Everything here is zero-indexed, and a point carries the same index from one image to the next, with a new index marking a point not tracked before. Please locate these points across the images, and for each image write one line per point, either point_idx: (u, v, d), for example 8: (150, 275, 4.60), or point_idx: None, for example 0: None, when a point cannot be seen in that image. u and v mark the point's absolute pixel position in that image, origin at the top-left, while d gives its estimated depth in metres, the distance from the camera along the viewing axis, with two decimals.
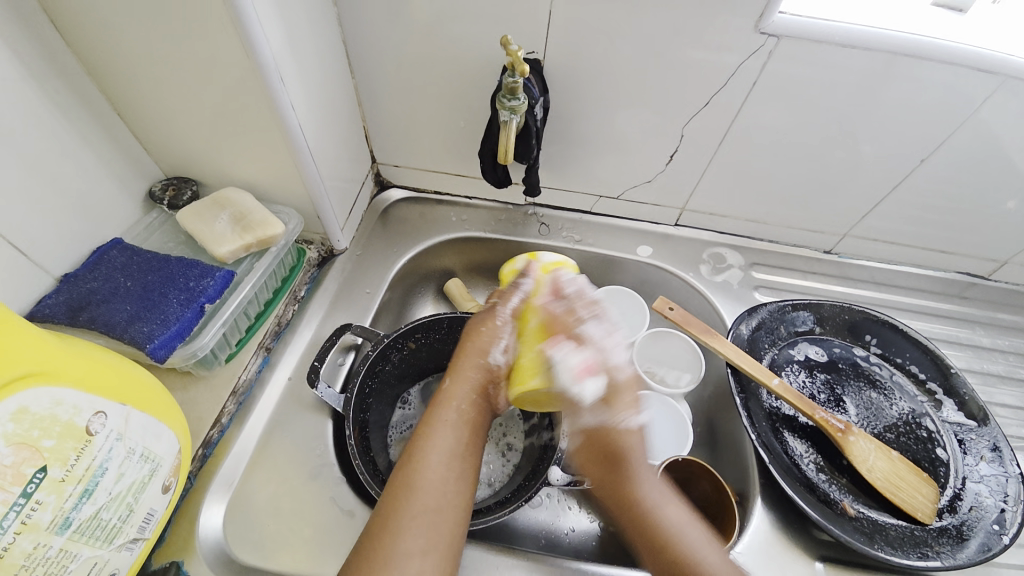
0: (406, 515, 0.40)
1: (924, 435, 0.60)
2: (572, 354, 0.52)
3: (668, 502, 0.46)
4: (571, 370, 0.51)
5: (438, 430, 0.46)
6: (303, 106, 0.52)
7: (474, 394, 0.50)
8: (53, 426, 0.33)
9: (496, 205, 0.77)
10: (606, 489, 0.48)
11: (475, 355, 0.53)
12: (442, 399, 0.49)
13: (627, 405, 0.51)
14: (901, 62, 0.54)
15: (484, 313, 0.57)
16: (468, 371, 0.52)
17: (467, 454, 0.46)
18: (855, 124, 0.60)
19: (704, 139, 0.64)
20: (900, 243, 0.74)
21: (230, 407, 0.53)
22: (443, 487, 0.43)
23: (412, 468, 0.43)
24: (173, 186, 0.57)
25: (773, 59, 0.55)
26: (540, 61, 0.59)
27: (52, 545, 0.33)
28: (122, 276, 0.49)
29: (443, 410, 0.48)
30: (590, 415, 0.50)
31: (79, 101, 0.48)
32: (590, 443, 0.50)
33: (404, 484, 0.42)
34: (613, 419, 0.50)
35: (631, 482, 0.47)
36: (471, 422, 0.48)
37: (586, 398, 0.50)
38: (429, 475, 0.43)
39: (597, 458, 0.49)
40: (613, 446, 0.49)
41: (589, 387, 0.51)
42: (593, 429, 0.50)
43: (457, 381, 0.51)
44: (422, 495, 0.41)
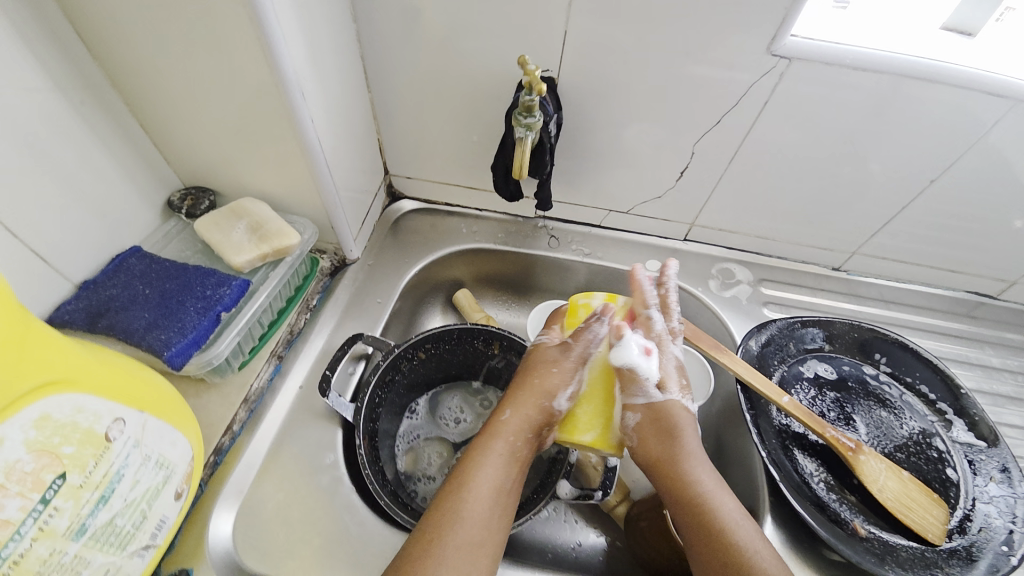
0: (449, 543, 0.43)
1: (934, 455, 0.59)
2: (637, 336, 0.55)
3: (720, 492, 0.48)
4: (641, 353, 0.53)
5: (490, 462, 0.48)
6: (323, 120, 0.54)
7: (531, 430, 0.52)
8: (73, 432, 0.33)
9: (506, 217, 0.78)
10: (661, 467, 0.50)
11: (539, 391, 0.53)
12: (495, 429, 0.51)
13: (677, 386, 0.55)
14: (912, 84, 0.54)
15: (549, 349, 0.58)
16: (529, 403, 0.53)
17: (512, 492, 0.48)
18: (864, 143, 0.61)
19: (714, 156, 0.65)
20: (909, 262, 0.74)
21: (242, 415, 0.54)
22: (485, 522, 0.45)
23: (461, 497, 0.45)
24: (191, 195, 0.58)
25: (785, 79, 0.56)
26: (554, 79, 0.60)
27: (67, 551, 0.34)
28: (140, 284, 0.50)
29: (495, 441, 0.50)
30: (641, 392, 0.53)
31: (104, 112, 0.50)
32: (642, 425, 0.52)
33: (451, 514, 0.44)
34: (666, 395, 0.54)
35: (687, 466, 0.49)
36: (522, 458, 0.50)
37: (642, 377, 0.53)
38: (476, 506, 0.45)
39: (658, 435, 0.52)
40: (669, 425, 0.52)
41: (648, 365, 0.53)
42: (653, 406, 0.53)
43: (518, 414, 0.52)
44: (466, 525, 0.44)
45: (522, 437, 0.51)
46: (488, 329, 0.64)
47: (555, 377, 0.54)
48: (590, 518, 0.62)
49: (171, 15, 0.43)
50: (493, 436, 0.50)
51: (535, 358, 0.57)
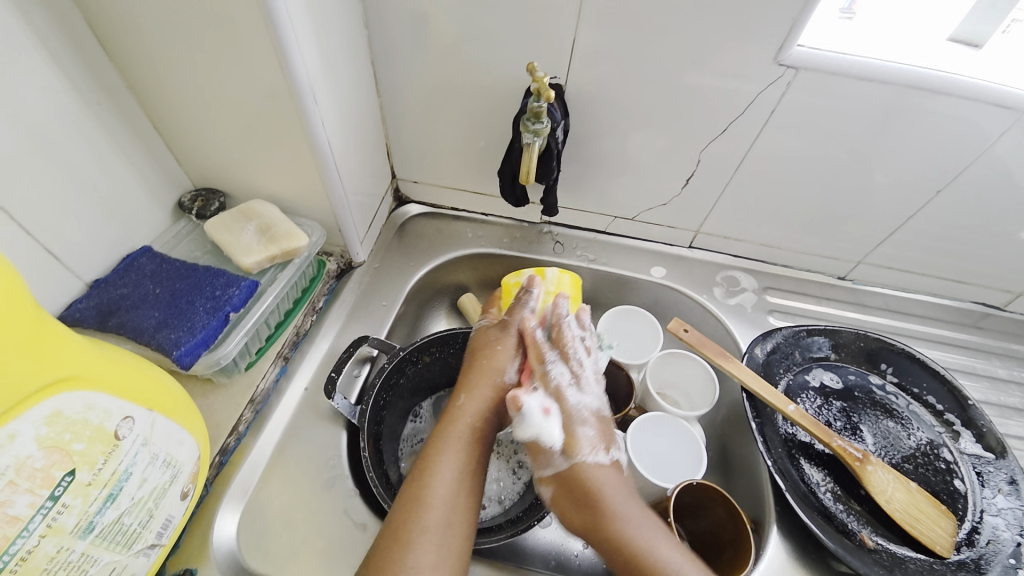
0: (415, 531, 0.43)
1: (942, 466, 0.59)
2: (534, 397, 0.51)
3: (660, 541, 0.46)
4: (538, 418, 0.50)
5: (450, 450, 0.48)
6: (333, 124, 0.54)
7: (489, 411, 0.52)
8: (84, 429, 0.34)
9: (512, 223, 0.79)
10: (592, 535, 0.47)
11: (489, 373, 0.54)
12: (455, 416, 0.51)
13: (594, 443, 0.51)
14: (918, 95, 0.55)
15: (491, 331, 0.58)
16: (482, 388, 0.53)
17: (475, 473, 0.48)
18: (871, 153, 0.61)
19: (720, 165, 0.65)
20: (914, 272, 0.74)
21: (248, 415, 0.54)
22: (448, 507, 0.44)
23: (422, 486, 0.45)
24: (202, 196, 0.59)
25: (792, 89, 0.56)
26: (562, 86, 0.60)
27: (74, 549, 0.34)
28: (151, 283, 0.50)
29: (455, 429, 0.50)
30: (550, 463, 0.51)
31: (118, 113, 0.50)
32: (562, 497, 0.50)
33: (412, 502, 0.44)
34: (575, 460, 0.50)
35: (619, 529, 0.46)
36: (480, 440, 0.50)
37: (547, 446, 0.50)
38: (438, 493, 0.45)
39: (578, 505, 0.49)
40: (588, 490, 0.49)
41: (552, 434, 0.50)
42: (562, 476, 0.50)
43: (472, 398, 0.52)
44: (431, 513, 0.44)
45: (478, 423, 0.51)
46: None
47: (501, 353, 0.56)
48: None
49: (188, 19, 0.43)
50: (453, 423, 0.50)
51: (483, 340, 0.58)
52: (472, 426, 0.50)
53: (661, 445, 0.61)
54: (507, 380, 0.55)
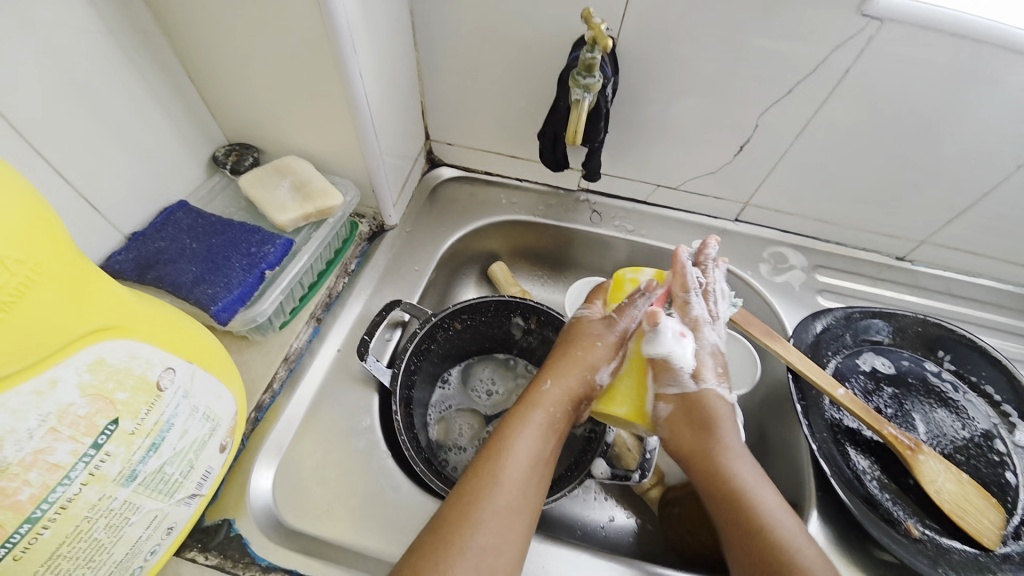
0: (486, 508, 0.41)
1: (995, 458, 0.55)
2: (672, 319, 0.51)
3: (761, 487, 0.45)
4: (673, 337, 0.49)
5: (526, 430, 0.47)
6: (371, 77, 0.52)
7: (571, 401, 0.50)
8: (127, 379, 0.34)
9: (548, 188, 0.75)
10: (696, 455, 0.48)
11: (582, 364, 0.51)
12: (532, 398, 0.49)
13: (719, 377, 0.52)
14: (1018, 57, 0.48)
15: (594, 323, 0.55)
16: (569, 370, 0.51)
17: (548, 462, 0.46)
18: (953, 122, 0.55)
19: (778, 132, 0.60)
20: (983, 255, 0.68)
21: (282, 373, 0.54)
22: (520, 491, 0.43)
23: (500, 462, 0.44)
24: (236, 151, 0.58)
25: (872, 45, 0.50)
26: (616, 40, 0.56)
27: (117, 496, 0.34)
28: (188, 238, 0.50)
29: (532, 412, 0.48)
30: (676, 381, 0.50)
31: (151, 59, 0.48)
32: (675, 421, 0.50)
33: (487, 478, 0.43)
34: (702, 386, 0.50)
35: (726, 463, 0.47)
36: (559, 429, 0.49)
37: (676, 365, 0.50)
38: (513, 473, 0.43)
39: (689, 425, 0.49)
40: (704, 418, 0.49)
41: (681, 350, 0.50)
42: (686, 396, 0.50)
43: (557, 384, 0.50)
44: (503, 493, 0.42)
45: (557, 407, 0.49)
46: (525, 303, 0.62)
47: (601, 349, 0.52)
48: (622, 498, 0.61)
49: None
50: (530, 404, 0.49)
51: (578, 330, 0.55)
52: (549, 408, 0.49)
53: None
54: (597, 381, 0.52)
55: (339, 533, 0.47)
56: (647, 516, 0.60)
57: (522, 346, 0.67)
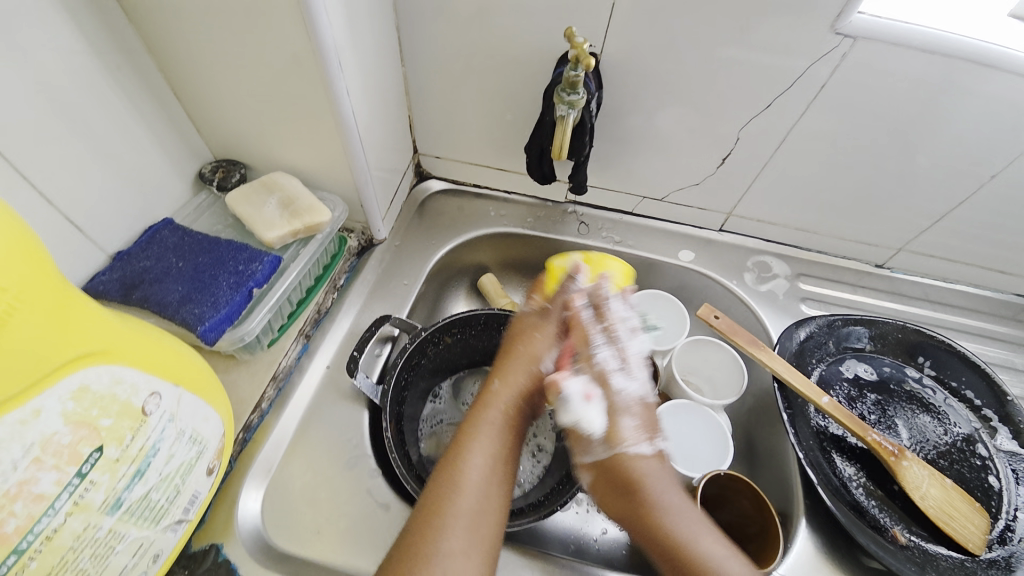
0: (449, 514, 0.41)
1: (977, 463, 0.57)
2: (574, 383, 0.50)
3: (699, 534, 0.44)
4: (579, 402, 0.49)
5: (483, 433, 0.46)
6: (358, 94, 0.52)
7: (522, 396, 0.51)
8: (111, 405, 0.33)
9: (535, 201, 0.76)
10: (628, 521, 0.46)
11: (524, 359, 0.53)
12: (484, 400, 0.50)
13: (637, 433, 0.49)
14: (983, 73, 0.51)
15: (530, 317, 0.57)
16: (515, 368, 0.53)
17: (509, 461, 0.46)
18: (925, 134, 0.57)
19: (759, 145, 0.62)
20: (958, 261, 0.71)
21: (271, 392, 0.53)
22: (484, 492, 0.43)
23: (458, 467, 0.44)
24: (223, 168, 0.57)
25: (846, 62, 0.52)
26: (598, 56, 0.57)
27: (101, 525, 0.34)
28: (174, 256, 0.49)
29: (486, 413, 0.48)
30: (591, 451, 0.49)
31: (136, 78, 0.48)
32: (601, 487, 0.48)
33: (447, 484, 0.43)
34: (615, 449, 0.48)
35: (659, 519, 0.45)
36: (515, 425, 0.49)
37: (587, 431, 0.49)
38: (473, 476, 0.43)
39: (614, 491, 0.47)
40: (626, 483, 0.47)
41: (591, 416, 0.49)
42: (603, 463, 0.48)
43: (507, 382, 0.51)
44: (466, 499, 0.42)
45: (510, 406, 0.50)
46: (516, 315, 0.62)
47: (539, 342, 0.54)
48: None
49: None
50: (485, 405, 0.49)
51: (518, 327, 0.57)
52: (502, 408, 0.49)
53: (688, 433, 0.60)
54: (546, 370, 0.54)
55: (331, 554, 0.47)
56: None
57: None
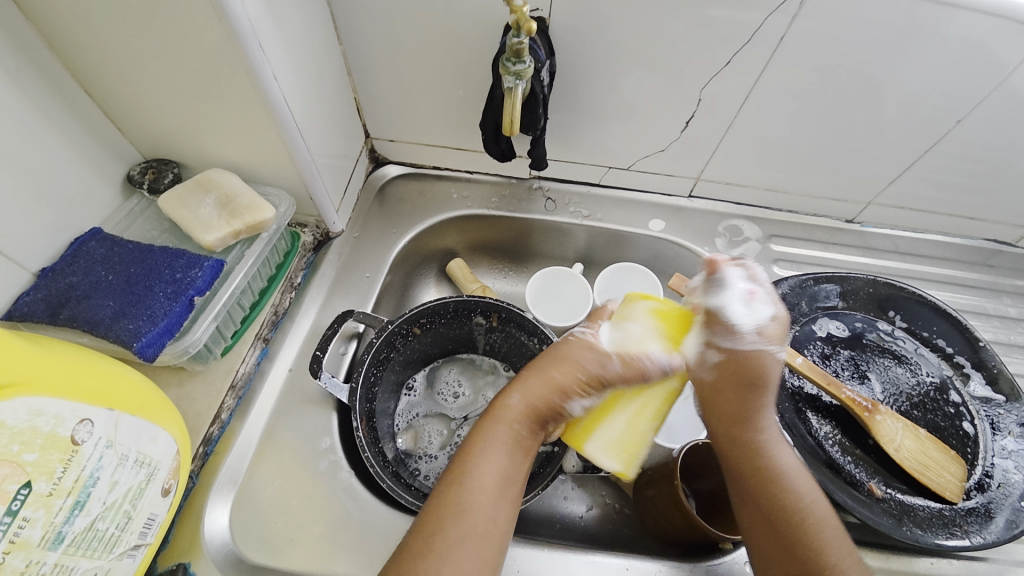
0: (451, 537, 0.36)
1: (951, 410, 0.57)
2: (739, 275, 0.46)
3: (781, 440, 0.43)
4: (738, 295, 0.44)
5: (492, 450, 0.40)
6: (288, 76, 0.48)
7: (535, 418, 0.42)
8: (34, 438, 0.31)
9: (499, 179, 0.73)
10: (738, 416, 0.43)
11: (545, 384, 0.42)
12: (496, 410, 0.42)
13: (775, 336, 0.44)
14: (942, 14, 0.49)
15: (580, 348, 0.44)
16: (535, 384, 0.42)
17: (519, 479, 0.40)
18: (888, 81, 0.55)
19: (721, 104, 0.60)
20: (927, 210, 0.70)
21: (230, 402, 0.51)
22: (492, 512, 0.38)
23: (463, 486, 0.38)
24: (153, 169, 0.53)
25: (804, 10, 0.50)
26: (545, 19, 0.53)
27: (46, 561, 0.32)
28: (103, 269, 0.46)
29: (496, 428, 0.41)
30: (726, 336, 0.44)
31: (39, 76, 0.43)
32: (719, 372, 0.44)
33: (450, 505, 0.37)
34: (757, 344, 0.44)
35: (756, 411, 0.43)
36: (528, 443, 0.42)
37: (729, 318, 0.44)
38: (478, 498, 0.38)
39: (739, 384, 0.44)
40: (753, 378, 0.43)
41: (740, 311, 0.44)
42: (733, 351, 0.44)
43: (519, 398, 0.42)
44: (470, 522, 0.37)
45: (525, 422, 0.42)
46: (485, 301, 0.59)
47: (565, 372, 0.42)
48: (597, 486, 0.61)
49: None
50: (495, 418, 0.41)
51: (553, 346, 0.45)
52: (515, 423, 0.41)
53: None
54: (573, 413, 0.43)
55: (307, 562, 0.46)
56: (623, 499, 0.60)
57: (486, 344, 0.65)
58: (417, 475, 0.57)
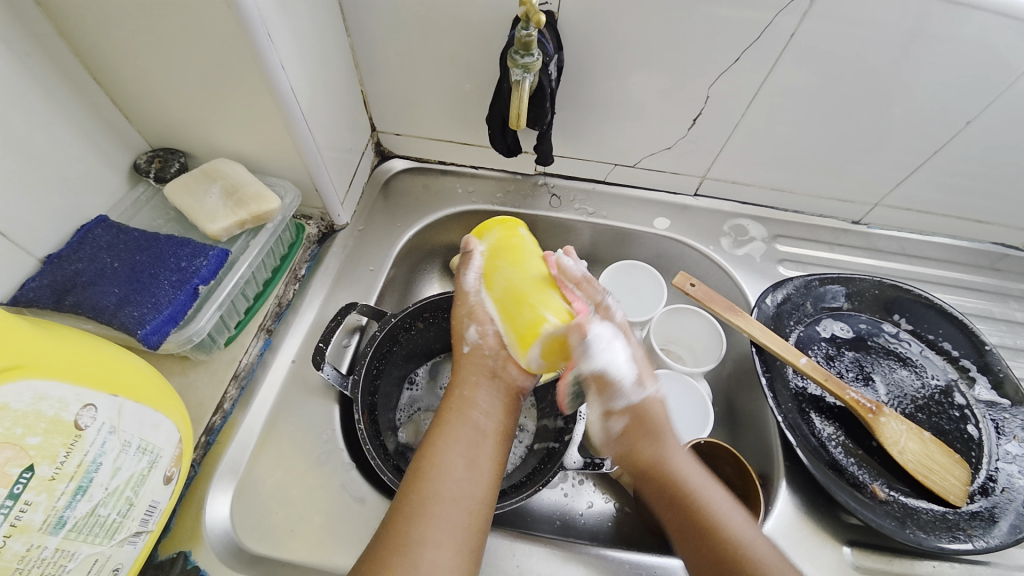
0: (419, 502, 0.40)
1: (956, 414, 0.57)
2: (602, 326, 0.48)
3: (705, 482, 0.45)
4: (605, 347, 0.47)
5: (449, 422, 0.46)
6: (295, 67, 0.48)
7: (483, 379, 0.48)
8: (37, 422, 0.31)
9: (504, 175, 0.73)
10: (641, 468, 0.47)
11: (470, 355, 0.50)
12: (452, 392, 0.48)
13: (647, 375, 0.50)
14: (953, 14, 0.48)
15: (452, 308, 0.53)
16: (470, 361, 0.50)
17: (479, 443, 0.45)
18: (899, 83, 0.55)
19: (728, 104, 0.59)
20: (934, 212, 0.70)
21: (232, 392, 0.51)
22: (454, 475, 0.42)
23: (426, 457, 0.43)
24: (159, 158, 0.53)
25: (812, 10, 0.49)
26: (555, 13, 0.53)
27: (46, 545, 0.32)
28: (108, 256, 0.46)
29: (453, 403, 0.47)
30: (616, 398, 0.48)
31: (50, 63, 0.43)
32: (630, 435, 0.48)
33: (416, 476, 0.42)
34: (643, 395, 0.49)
35: (665, 456, 0.46)
36: (487, 411, 0.47)
37: (616, 380, 0.48)
38: (441, 465, 0.42)
39: (645, 436, 0.47)
40: (654, 424, 0.48)
41: (625, 368, 0.48)
42: (635, 407, 0.48)
43: (466, 371, 0.49)
44: (433, 485, 0.41)
45: (478, 390, 0.48)
46: None
47: (458, 327, 0.51)
48: (600, 483, 0.61)
49: None
50: (453, 396, 0.48)
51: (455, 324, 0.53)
52: (472, 395, 0.47)
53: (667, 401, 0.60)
54: (466, 339, 0.50)
55: (307, 553, 0.46)
56: (624, 498, 0.60)
57: None
58: None
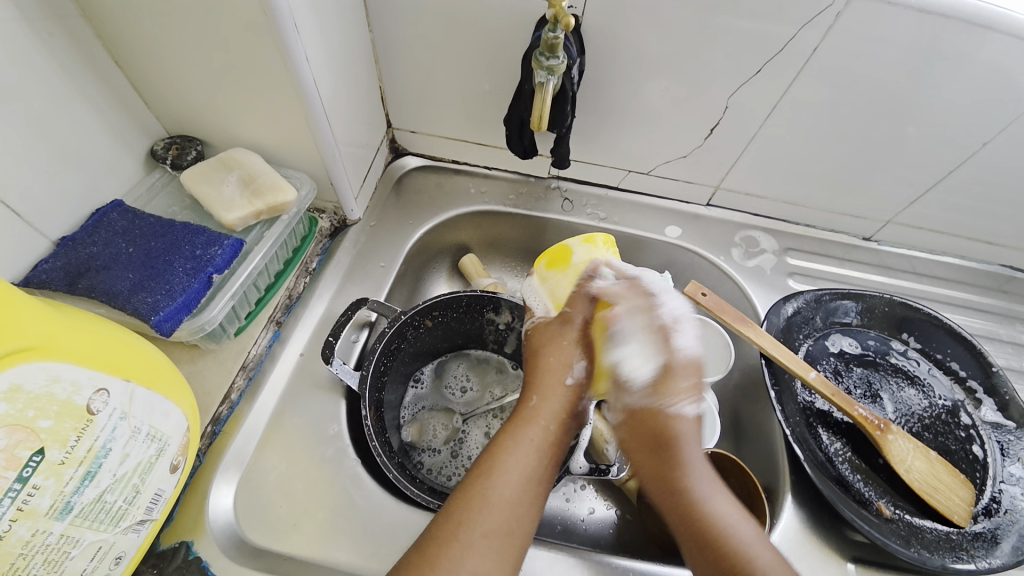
0: (474, 531, 0.39)
1: (962, 434, 0.57)
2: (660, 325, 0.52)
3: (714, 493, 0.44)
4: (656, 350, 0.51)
5: (519, 448, 0.44)
6: (319, 59, 0.48)
7: (563, 414, 0.48)
8: (50, 405, 0.31)
9: (517, 176, 0.73)
10: (643, 466, 0.47)
11: (557, 374, 0.50)
12: (524, 416, 0.47)
13: (685, 393, 0.49)
14: (977, 36, 0.48)
15: (552, 327, 0.54)
16: (553, 388, 0.49)
17: (541, 480, 0.44)
18: (918, 102, 0.55)
19: (747, 115, 0.59)
20: (946, 232, 0.70)
21: (240, 382, 0.51)
22: (513, 508, 0.41)
23: (489, 482, 0.42)
24: (177, 145, 0.53)
25: (837, 25, 0.49)
26: (579, 17, 0.53)
27: (52, 531, 0.31)
28: (123, 241, 0.46)
29: (524, 429, 0.46)
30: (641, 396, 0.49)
31: (73, 44, 0.43)
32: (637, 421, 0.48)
33: (475, 500, 0.41)
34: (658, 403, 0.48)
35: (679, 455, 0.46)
36: (556, 445, 0.46)
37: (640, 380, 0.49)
38: (501, 493, 0.41)
39: (645, 448, 0.47)
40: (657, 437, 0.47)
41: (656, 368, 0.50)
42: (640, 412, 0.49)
43: (546, 401, 0.48)
44: (493, 515, 0.40)
45: (551, 424, 0.47)
46: (500, 297, 0.59)
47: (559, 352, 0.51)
48: (603, 490, 0.60)
49: None
50: (524, 421, 0.46)
51: (544, 336, 0.54)
52: (545, 426, 0.46)
53: None
54: (573, 372, 0.50)
55: (309, 548, 0.45)
56: (626, 506, 0.60)
57: (496, 341, 0.64)
58: (421, 468, 0.57)
